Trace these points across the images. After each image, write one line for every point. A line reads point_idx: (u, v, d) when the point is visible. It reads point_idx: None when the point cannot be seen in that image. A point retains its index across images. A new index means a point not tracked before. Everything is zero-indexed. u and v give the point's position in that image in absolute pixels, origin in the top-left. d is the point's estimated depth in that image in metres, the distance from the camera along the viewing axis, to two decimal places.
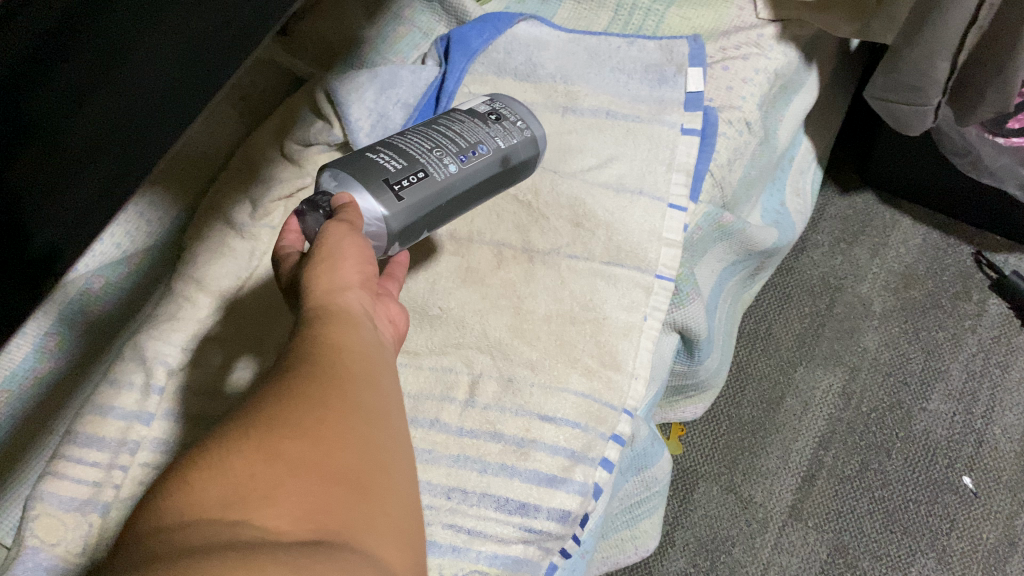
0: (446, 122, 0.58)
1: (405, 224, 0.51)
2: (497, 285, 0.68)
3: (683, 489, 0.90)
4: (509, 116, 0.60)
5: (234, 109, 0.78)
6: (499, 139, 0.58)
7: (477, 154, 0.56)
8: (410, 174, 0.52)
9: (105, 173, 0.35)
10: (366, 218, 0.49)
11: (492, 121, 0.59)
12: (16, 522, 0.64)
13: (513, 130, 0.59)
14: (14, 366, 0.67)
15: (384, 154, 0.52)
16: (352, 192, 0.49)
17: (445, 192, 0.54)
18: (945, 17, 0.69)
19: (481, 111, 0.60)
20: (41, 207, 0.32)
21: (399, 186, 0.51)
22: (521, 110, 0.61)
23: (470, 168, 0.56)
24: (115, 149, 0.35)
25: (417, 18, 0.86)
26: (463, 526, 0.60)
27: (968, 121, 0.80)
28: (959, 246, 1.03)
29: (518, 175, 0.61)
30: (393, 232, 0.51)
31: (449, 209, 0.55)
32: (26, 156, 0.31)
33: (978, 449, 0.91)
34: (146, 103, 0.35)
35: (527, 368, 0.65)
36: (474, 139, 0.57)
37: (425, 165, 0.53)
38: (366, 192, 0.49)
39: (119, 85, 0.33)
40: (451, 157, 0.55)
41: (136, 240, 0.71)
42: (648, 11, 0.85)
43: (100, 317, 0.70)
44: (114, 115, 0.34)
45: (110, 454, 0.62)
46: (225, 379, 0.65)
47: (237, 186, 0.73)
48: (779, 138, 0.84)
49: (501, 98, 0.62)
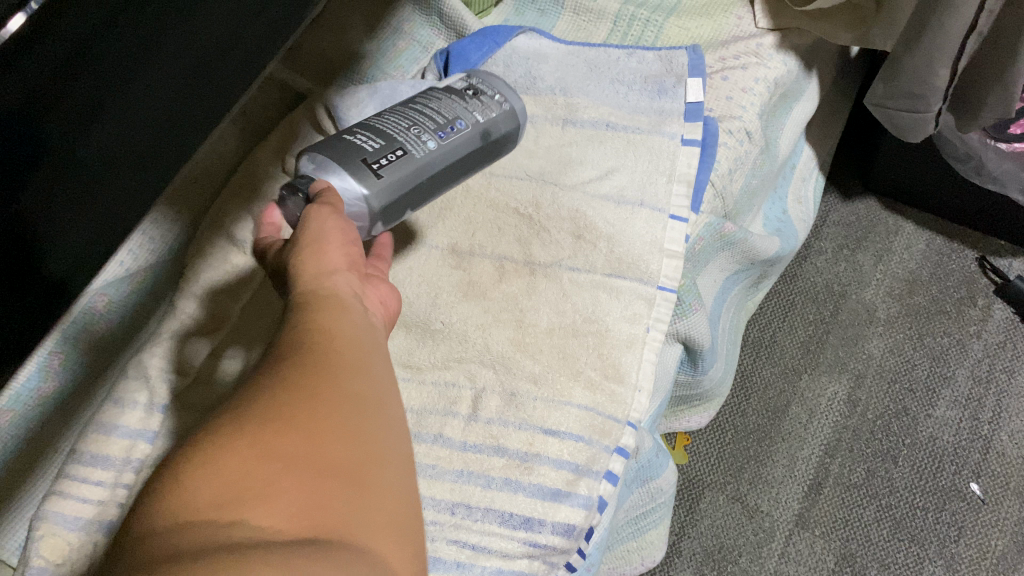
0: (424, 100, 0.58)
1: (387, 202, 0.51)
2: (499, 298, 0.68)
3: (689, 499, 0.90)
4: (485, 89, 0.60)
5: (235, 126, 0.79)
6: (476, 114, 0.58)
7: (455, 130, 0.56)
8: (388, 153, 0.52)
9: (115, 193, 0.35)
10: (347, 199, 0.50)
11: (469, 96, 0.59)
12: (21, 542, 0.65)
13: (491, 104, 0.59)
14: (18, 386, 0.66)
15: (361, 135, 0.53)
16: (331, 174, 0.49)
17: (425, 168, 0.54)
18: (944, 24, 0.68)
19: (459, 88, 0.60)
20: (53, 234, 0.33)
21: (377, 165, 0.51)
22: (498, 84, 0.61)
23: (448, 144, 0.56)
24: (125, 169, 0.35)
25: (418, 32, 0.86)
26: (467, 542, 0.59)
27: (970, 126, 0.80)
28: (963, 251, 1.02)
29: (499, 150, 0.61)
30: (374, 210, 0.51)
31: (431, 186, 0.55)
32: (41, 177, 0.31)
33: (985, 455, 0.90)
34: (155, 122, 0.35)
35: (529, 382, 0.65)
36: (451, 115, 0.57)
37: (403, 143, 0.53)
38: (343, 171, 0.49)
39: (132, 103, 0.33)
40: (428, 133, 0.55)
41: (139, 257, 0.72)
42: (647, 21, 0.86)
43: (103, 335, 0.70)
44: (125, 135, 0.34)
45: (115, 472, 0.62)
46: (221, 380, 0.65)
47: (240, 203, 0.73)
48: (780, 147, 0.83)
49: (481, 74, 0.62)
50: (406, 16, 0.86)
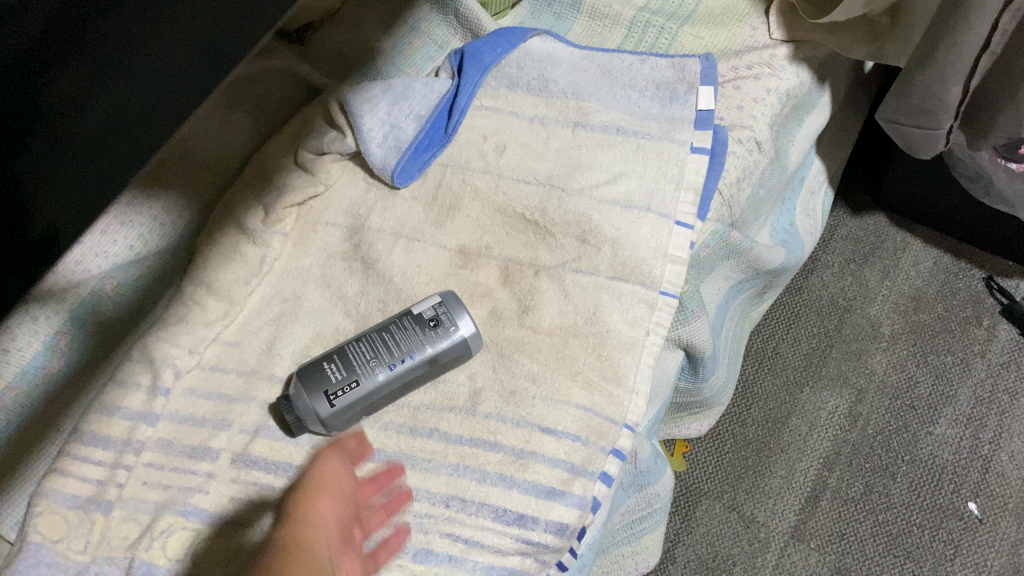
0: (391, 329, 0.64)
1: (339, 422, 0.62)
2: (506, 296, 0.70)
3: (685, 506, 0.91)
4: (448, 321, 0.64)
5: (250, 117, 0.80)
6: (428, 344, 0.63)
7: (407, 362, 0.63)
8: (347, 384, 0.61)
9: (125, 178, 0.33)
10: (307, 413, 0.61)
11: (428, 328, 0.64)
12: (20, 517, 0.63)
13: (443, 335, 0.63)
14: (24, 364, 0.67)
15: (333, 362, 0.62)
16: (299, 398, 0.61)
17: (373, 396, 0.62)
18: (959, 41, 0.68)
19: (424, 316, 0.64)
20: (56, 206, 0.30)
21: (336, 395, 0.61)
22: (460, 314, 0.64)
23: (398, 374, 0.63)
24: (130, 149, 0.32)
25: (433, 31, 0.86)
26: (460, 536, 0.60)
27: (981, 144, 0.80)
28: (970, 271, 1.02)
29: (454, 366, 0.66)
30: (328, 426, 0.62)
31: (377, 405, 0.64)
32: (32, 149, 0.28)
33: (984, 476, 0.90)
34: (168, 100, 0.32)
35: (529, 381, 0.66)
36: (405, 348, 0.63)
37: (360, 374, 0.62)
38: (306, 395, 0.61)
39: (134, 75, 0.31)
40: (381, 365, 0.62)
41: (148, 242, 0.74)
42: (661, 28, 0.86)
43: (109, 318, 0.71)
44: (129, 110, 0.31)
45: (116, 453, 0.63)
46: (218, 372, 0.68)
47: (252, 192, 0.74)
48: (790, 158, 0.84)
49: (452, 300, 0.65)
50: (423, 14, 0.87)
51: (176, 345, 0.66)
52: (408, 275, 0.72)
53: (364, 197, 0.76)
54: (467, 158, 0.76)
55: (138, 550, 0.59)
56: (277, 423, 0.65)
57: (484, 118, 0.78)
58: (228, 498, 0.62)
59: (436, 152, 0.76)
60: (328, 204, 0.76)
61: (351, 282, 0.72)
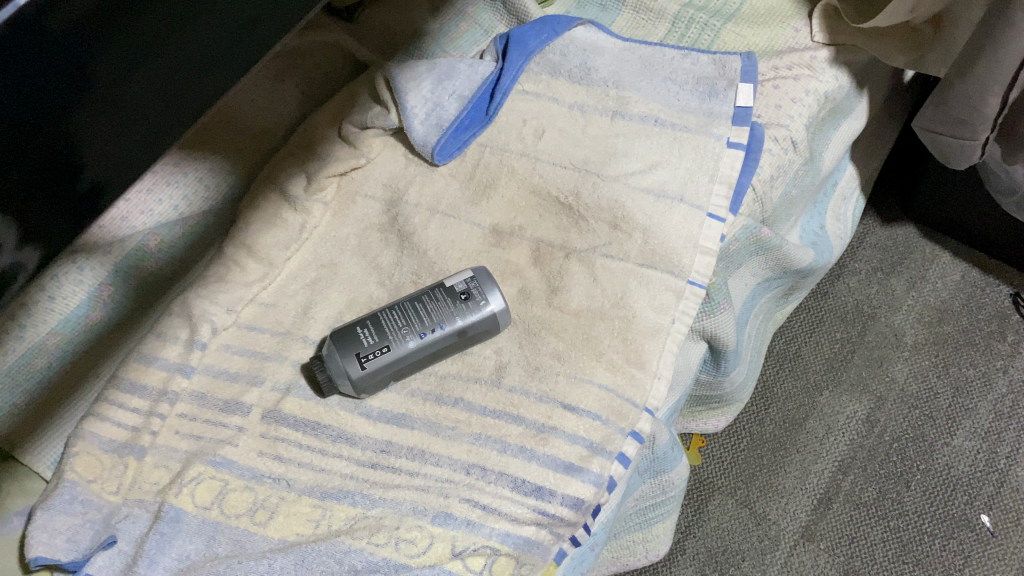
0: (423, 300, 0.65)
1: (369, 384, 0.64)
2: (534, 276, 0.72)
3: (698, 499, 0.92)
4: (479, 296, 0.65)
5: (298, 89, 0.83)
6: (458, 316, 0.65)
7: (437, 332, 0.64)
8: (378, 348, 0.63)
9: (156, 156, 0.32)
10: (337, 375, 0.63)
11: (459, 301, 0.65)
12: (57, 457, 0.64)
13: (474, 309, 0.65)
14: (67, 312, 0.69)
15: (366, 327, 0.64)
16: (331, 359, 0.63)
17: (403, 361, 0.64)
18: (1001, 53, 0.69)
19: (456, 288, 0.66)
20: (103, 150, 0.29)
21: (367, 358, 0.63)
22: (491, 288, 0.66)
23: (428, 343, 0.64)
24: (176, 112, 0.31)
25: (480, 16, 0.88)
26: (479, 502, 0.61)
27: (1016, 158, 0.80)
28: (997, 286, 1.02)
29: (480, 339, 0.67)
30: (357, 388, 0.64)
31: (407, 371, 0.65)
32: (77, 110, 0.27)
33: (998, 489, 0.90)
34: (211, 69, 0.32)
35: (554, 358, 0.67)
36: (437, 319, 0.64)
37: (391, 340, 0.63)
38: (337, 356, 0.63)
39: (189, 43, 0.30)
40: (412, 332, 0.64)
41: (191, 203, 0.76)
42: (704, 25, 0.88)
43: (152, 273, 0.73)
44: (174, 75, 0.30)
45: (151, 402, 0.65)
46: (251, 332, 0.70)
47: (296, 161, 0.77)
48: (824, 161, 0.85)
49: (483, 275, 0.67)
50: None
51: (214, 303, 0.68)
52: (441, 249, 0.73)
53: (403, 171, 0.78)
54: (506, 140, 0.78)
55: (167, 495, 0.61)
56: (307, 383, 0.67)
57: (525, 103, 0.79)
58: (257, 453, 0.64)
59: (476, 132, 0.77)
60: (368, 177, 0.78)
61: (385, 254, 0.74)
